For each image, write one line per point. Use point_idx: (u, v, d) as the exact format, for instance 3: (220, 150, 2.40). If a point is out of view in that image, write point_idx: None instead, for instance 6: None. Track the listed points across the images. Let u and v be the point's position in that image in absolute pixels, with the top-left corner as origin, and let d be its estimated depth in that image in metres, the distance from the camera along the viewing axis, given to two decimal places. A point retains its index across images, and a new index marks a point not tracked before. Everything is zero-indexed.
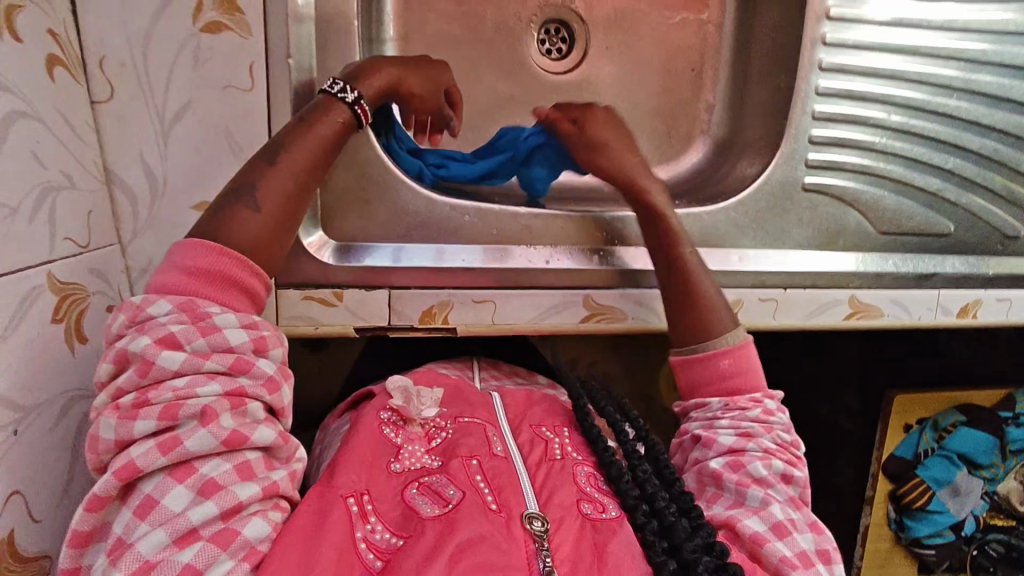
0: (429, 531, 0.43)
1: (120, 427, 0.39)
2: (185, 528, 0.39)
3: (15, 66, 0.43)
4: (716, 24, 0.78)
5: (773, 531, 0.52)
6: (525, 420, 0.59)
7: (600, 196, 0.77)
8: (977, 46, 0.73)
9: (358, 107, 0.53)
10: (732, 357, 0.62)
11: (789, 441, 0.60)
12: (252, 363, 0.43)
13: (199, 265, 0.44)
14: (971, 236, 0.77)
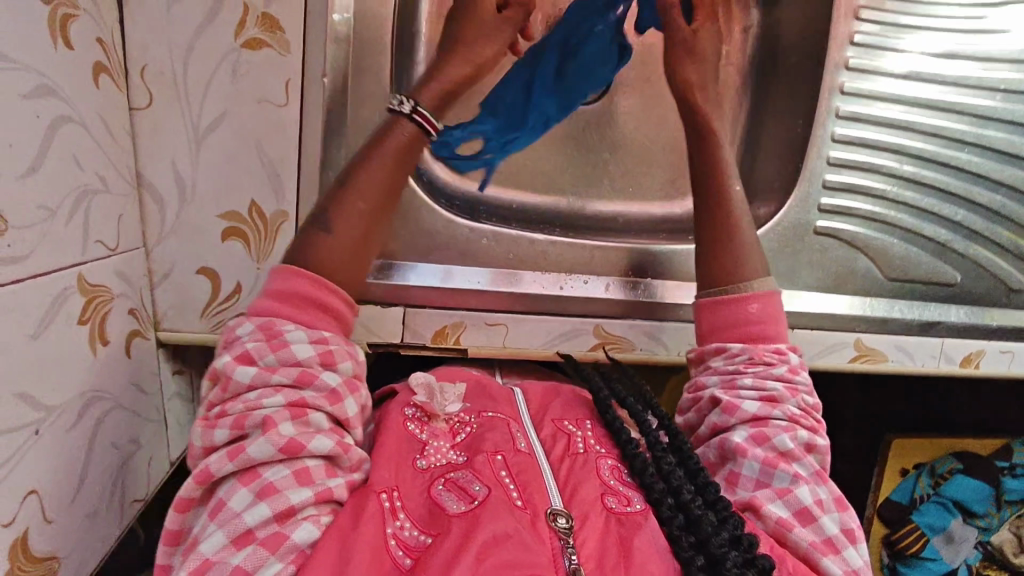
0: (455, 529, 0.39)
1: (204, 436, 0.43)
2: (241, 529, 0.38)
3: (63, 73, 0.44)
4: (737, 66, 0.77)
5: (802, 514, 0.47)
6: (547, 415, 0.56)
7: (612, 227, 0.78)
8: (989, 103, 0.75)
9: (417, 115, 0.54)
10: (762, 301, 0.58)
11: (812, 404, 0.55)
12: (316, 375, 0.44)
13: (281, 288, 0.47)
14: (977, 286, 0.78)
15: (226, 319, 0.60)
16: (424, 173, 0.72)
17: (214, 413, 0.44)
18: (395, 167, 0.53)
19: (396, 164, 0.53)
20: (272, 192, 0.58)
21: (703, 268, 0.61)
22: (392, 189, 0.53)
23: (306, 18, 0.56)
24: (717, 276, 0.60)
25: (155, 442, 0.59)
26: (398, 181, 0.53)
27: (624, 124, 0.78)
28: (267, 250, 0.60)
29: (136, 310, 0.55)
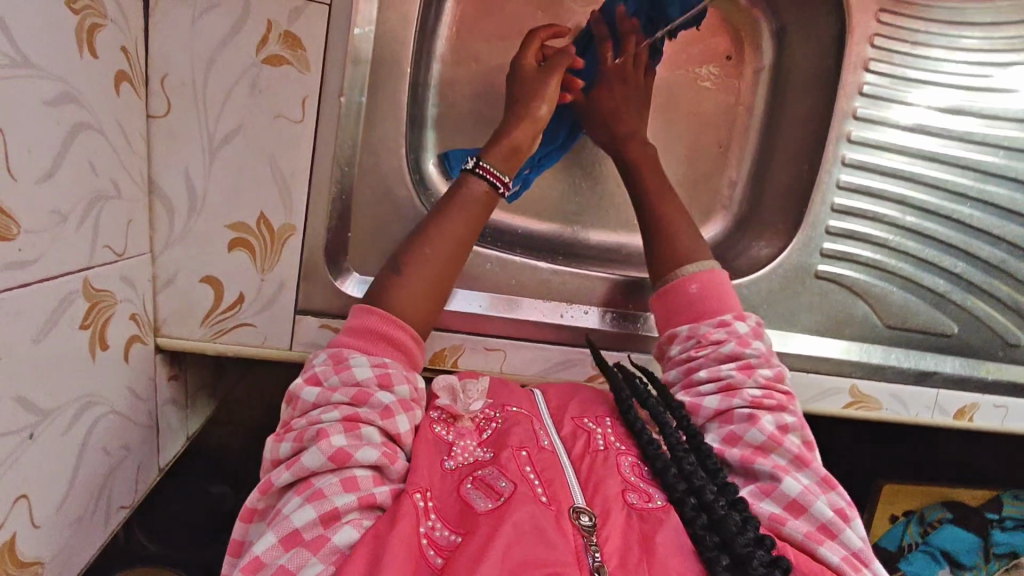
0: (481, 527, 0.40)
1: (273, 449, 0.47)
2: (289, 529, 0.40)
3: (87, 81, 0.45)
4: (747, 106, 0.80)
5: (790, 506, 0.47)
6: (567, 412, 0.55)
7: (616, 258, 0.79)
8: (993, 159, 0.76)
9: (480, 169, 0.61)
10: (700, 281, 0.63)
11: (773, 380, 0.57)
12: (371, 396, 0.48)
13: (354, 324, 0.54)
14: (975, 338, 0.78)
15: (226, 328, 0.60)
16: (433, 194, 0.72)
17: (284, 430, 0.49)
18: (466, 222, 0.60)
19: (466, 220, 0.60)
20: (282, 205, 0.59)
21: (655, 256, 0.67)
22: (462, 242, 0.60)
23: (328, 39, 0.57)
24: (664, 263, 0.66)
25: (145, 448, 0.58)
26: (467, 235, 0.60)
27: None
28: (270, 262, 0.60)
29: (138, 315, 0.55)
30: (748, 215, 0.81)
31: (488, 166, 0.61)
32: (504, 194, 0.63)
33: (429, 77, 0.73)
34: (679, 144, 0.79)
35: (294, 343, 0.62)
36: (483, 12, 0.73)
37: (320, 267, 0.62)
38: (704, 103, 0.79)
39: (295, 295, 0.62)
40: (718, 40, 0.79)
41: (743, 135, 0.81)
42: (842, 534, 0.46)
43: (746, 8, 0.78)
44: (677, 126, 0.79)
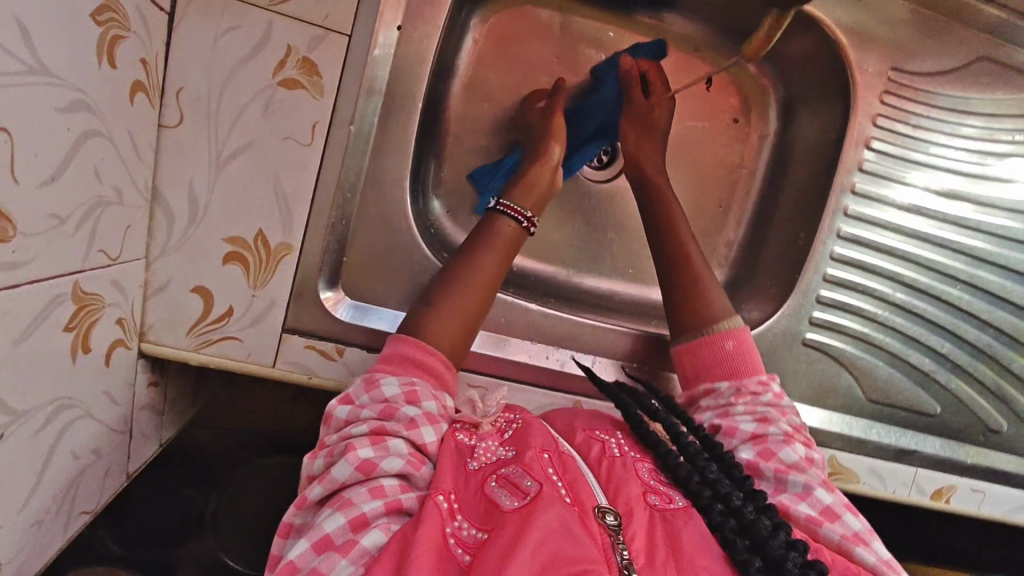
0: (509, 523, 0.41)
1: (309, 466, 0.51)
2: (321, 535, 0.43)
3: (103, 89, 0.46)
4: (749, 169, 0.82)
5: (826, 512, 0.51)
6: (578, 425, 0.58)
7: (606, 305, 0.80)
8: (985, 245, 0.77)
9: (500, 206, 0.64)
10: (737, 340, 0.66)
11: (800, 424, 0.62)
12: (398, 409, 0.51)
13: (387, 352, 0.57)
14: (956, 420, 0.78)
15: (211, 340, 0.60)
16: (433, 226, 0.73)
17: (320, 447, 0.52)
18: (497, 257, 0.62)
19: (499, 257, 0.63)
20: (281, 224, 0.60)
21: (682, 305, 0.69)
22: (495, 278, 0.62)
23: (345, 69, 0.58)
24: (695, 318, 0.68)
25: (115, 454, 0.58)
26: (498, 273, 0.62)
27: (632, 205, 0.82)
28: (263, 278, 0.60)
29: (124, 320, 0.55)
30: (741, 276, 0.82)
31: (509, 204, 0.64)
32: (530, 232, 0.66)
33: (440, 111, 0.74)
34: (685, 187, 0.80)
35: (278, 361, 0.62)
36: (500, 54, 0.75)
37: (312, 289, 0.63)
38: (706, 162, 0.81)
39: (284, 313, 0.62)
40: (725, 103, 0.81)
41: (743, 197, 0.82)
42: (875, 547, 0.49)
43: (754, 73, 0.81)
44: (684, 166, 0.80)
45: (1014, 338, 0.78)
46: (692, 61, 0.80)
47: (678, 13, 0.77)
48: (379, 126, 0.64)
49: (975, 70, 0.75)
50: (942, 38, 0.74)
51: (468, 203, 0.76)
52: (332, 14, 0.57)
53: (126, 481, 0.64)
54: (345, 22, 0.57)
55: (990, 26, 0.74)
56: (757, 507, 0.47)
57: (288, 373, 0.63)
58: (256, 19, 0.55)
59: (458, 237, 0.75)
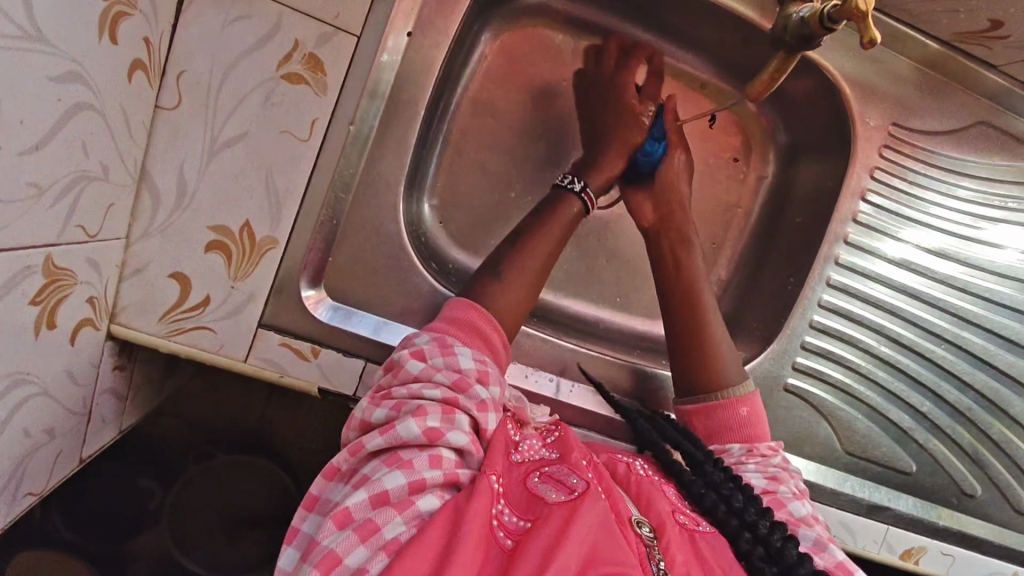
0: (556, 515, 0.45)
1: (368, 410, 0.51)
2: (380, 490, 0.45)
3: (101, 64, 0.46)
4: (744, 209, 0.82)
5: (838, 567, 0.52)
6: (601, 449, 0.64)
7: (591, 330, 0.79)
8: (972, 307, 0.77)
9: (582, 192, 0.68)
10: (749, 406, 0.66)
11: (805, 489, 0.64)
12: (471, 386, 0.52)
13: (456, 318, 0.58)
14: (931, 480, 0.78)
15: (184, 328, 0.59)
16: (424, 235, 0.72)
17: (381, 393, 0.53)
18: (553, 240, 0.65)
19: (554, 243, 0.66)
20: (269, 217, 0.59)
21: (696, 371, 0.68)
22: (552, 256, 0.66)
23: (349, 69, 0.58)
24: (704, 381, 0.68)
25: (70, 438, 0.56)
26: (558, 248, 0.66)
27: (624, 234, 0.82)
28: (244, 271, 0.59)
29: (95, 300, 0.54)
30: (729, 315, 0.82)
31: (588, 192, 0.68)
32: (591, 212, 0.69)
33: (443, 122, 0.74)
34: None
35: (250, 356, 0.61)
36: (508, 70, 0.75)
37: (294, 287, 0.61)
38: (704, 198, 0.81)
39: (262, 308, 0.60)
40: (726, 141, 0.81)
41: (737, 236, 0.83)
42: None
43: (757, 116, 0.82)
44: None
45: (994, 403, 0.78)
46: (697, 98, 0.81)
47: (686, 49, 0.78)
48: (379, 130, 0.63)
49: (974, 133, 0.76)
50: (942, 99, 0.75)
51: (462, 215, 0.75)
52: (343, 13, 0.57)
53: (78, 466, 0.62)
54: (356, 23, 0.57)
55: (989, 92, 0.75)
56: (784, 536, 0.51)
57: (259, 369, 0.62)
58: (266, 12, 0.55)
59: (449, 249, 0.74)
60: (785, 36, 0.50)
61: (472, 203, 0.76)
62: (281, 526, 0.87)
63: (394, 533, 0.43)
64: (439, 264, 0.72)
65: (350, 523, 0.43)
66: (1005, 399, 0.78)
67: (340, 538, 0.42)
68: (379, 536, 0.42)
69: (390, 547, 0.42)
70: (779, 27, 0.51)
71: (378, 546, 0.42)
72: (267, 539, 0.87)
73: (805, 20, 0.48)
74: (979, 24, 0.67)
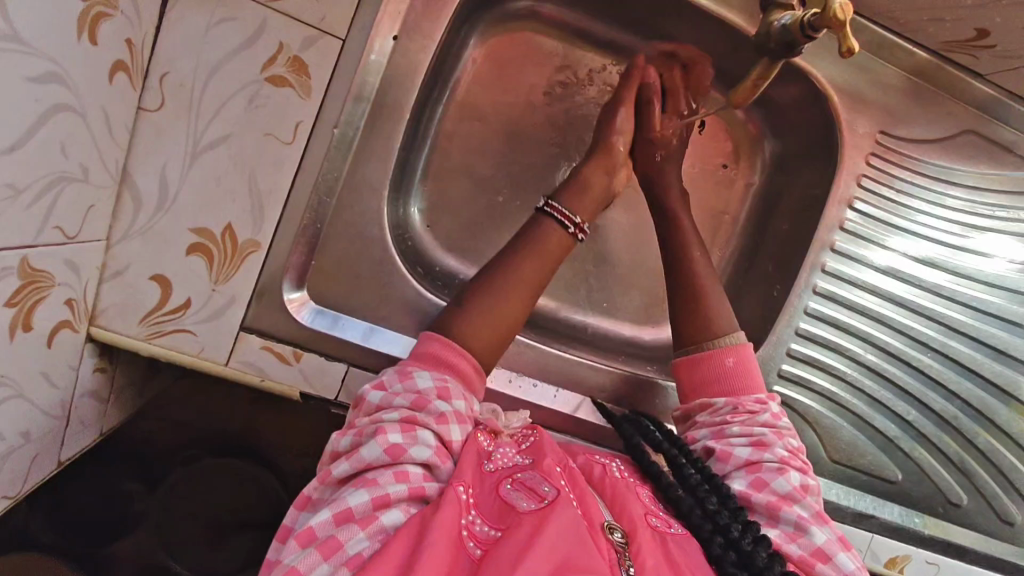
0: (524, 524, 0.45)
1: (335, 440, 0.52)
2: (344, 508, 0.45)
3: (80, 65, 0.45)
4: (733, 216, 0.82)
5: (817, 553, 0.53)
6: (581, 451, 0.64)
7: (578, 335, 0.79)
8: (959, 316, 0.77)
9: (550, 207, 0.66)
10: (735, 356, 0.66)
11: (796, 446, 0.62)
12: (430, 403, 0.53)
13: (419, 348, 0.58)
14: (916, 489, 0.78)
15: (164, 330, 0.59)
16: (410, 238, 0.72)
17: (348, 426, 0.53)
18: (545, 252, 0.64)
19: (551, 250, 0.64)
20: (251, 220, 0.59)
21: (689, 322, 0.69)
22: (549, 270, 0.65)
23: (335, 72, 0.58)
24: (698, 333, 0.68)
25: (48, 441, 0.56)
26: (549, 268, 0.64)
27: (612, 239, 0.82)
28: (225, 275, 0.59)
29: (74, 302, 0.53)
30: None
31: (556, 206, 0.66)
32: (576, 234, 0.66)
33: (430, 125, 0.74)
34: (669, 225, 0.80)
35: (231, 359, 0.60)
36: (496, 74, 0.75)
37: (277, 290, 0.61)
38: (692, 203, 0.81)
39: (244, 310, 0.60)
40: (715, 148, 0.82)
41: (725, 242, 0.83)
42: None
43: (746, 122, 0.82)
44: None
45: (980, 412, 0.78)
46: None
47: None
48: (364, 133, 0.63)
49: (962, 141, 0.76)
50: (930, 108, 0.75)
51: (449, 219, 0.75)
52: (328, 16, 0.57)
53: (56, 470, 0.61)
54: (341, 26, 0.57)
55: (977, 101, 0.75)
56: (755, 540, 0.52)
57: (240, 373, 0.61)
58: (250, 14, 0.55)
59: (436, 253, 0.74)
60: (768, 43, 0.49)
61: (460, 206, 0.76)
62: (266, 529, 0.87)
63: (357, 549, 0.43)
64: (424, 267, 0.72)
65: (315, 543, 0.43)
66: (991, 409, 0.78)
67: (302, 556, 0.42)
68: (343, 551, 0.42)
69: (352, 562, 0.42)
70: (761, 34, 0.50)
71: (340, 562, 0.42)
72: (254, 539, 0.86)
73: (786, 28, 0.47)
74: (967, 33, 0.67)
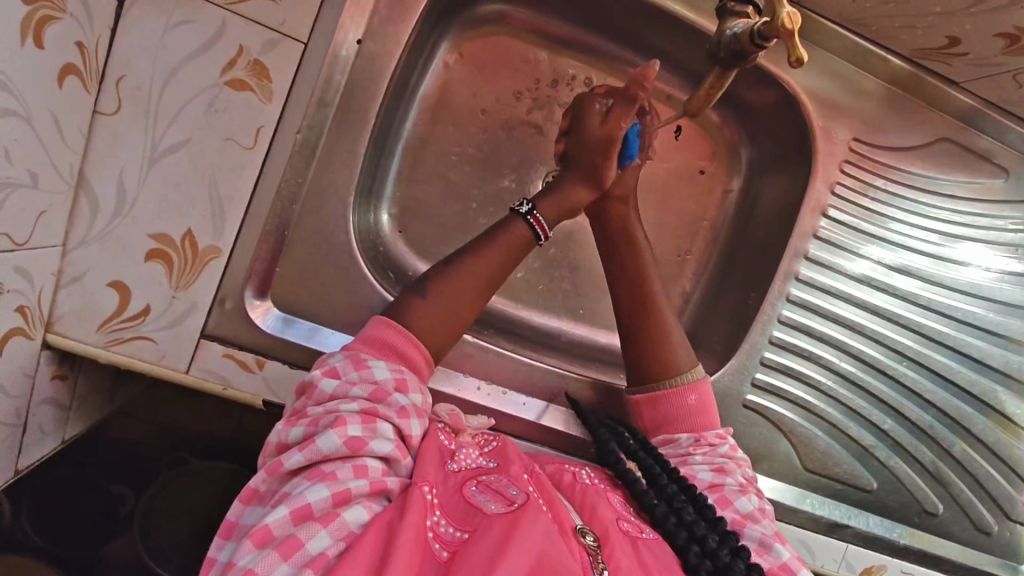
0: (493, 526, 0.44)
1: (283, 431, 0.49)
2: (302, 504, 0.43)
3: (24, 69, 0.44)
4: (710, 222, 0.82)
5: (782, 569, 0.52)
6: (544, 462, 0.63)
7: (552, 342, 0.79)
8: (936, 324, 0.77)
9: (530, 215, 0.63)
10: (698, 393, 0.66)
11: (753, 477, 0.63)
12: (389, 395, 0.51)
13: (373, 335, 0.56)
14: (892, 498, 0.77)
15: (123, 338, 0.58)
16: (381, 244, 0.71)
17: (295, 414, 0.51)
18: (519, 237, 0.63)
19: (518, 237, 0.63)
20: (212, 226, 0.58)
21: (648, 358, 0.67)
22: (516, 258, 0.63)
23: (297, 76, 0.58)
24: (654, 367, 0.67)
25: (3, 448, 0.55)
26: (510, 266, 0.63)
27: (587, 245, 0.81)
28: (186, 281, 0.58)
29: (27, 309, 0.53)
30: (694, 330, 0.81)
31: (537, 217, 0.63)
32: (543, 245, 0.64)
33: (401, 131, 0.73)
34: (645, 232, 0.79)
35: (192, 367, 0.59)
36: (468, 78, 0.74)
37: (238, 298, 0.60)
38: (669, 208, 0.80)
39: (205, 317, 0.59)
40: (692, 153, 0.80)
41: (703, 248, 0.82)
42: None
43: (723, 127, 0.81)
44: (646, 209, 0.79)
45: (956, 421, 0.77)
46: (662, 109, 0.80)
47: (651, 60, 0.77)
48: (329, 138, 0.62)
49: (938, 149, 0.75)
50: (905, 115, 0.74)
51: (421, 225, 0.74)
52: (289, 20, 0.56)
53: (13, 478, 0.60)
54: (303, 29, 0.57)
55: (955, 109, 0.74)
56: (732, 552, 0.51)
57: (201, 380, 0.60)
58: (209, 17, 0.54)
59: (406, 259, 0.73)
60: (719, 51, 0.48)
61: (433, 212, 0.75)
62: None
63: (319, 548, 0.41)
64: (395, 273, 0.71)
65: (272, 542, 0.41)
66: (967, 418, 0.77)
67: (259, 558, 0.40)
68: (304, 551, 0.40)
69: (317, 563, 0.40)
70: (714, 41, 0.49)
71: (302, 562, 0.40)
72: None
73: (735, 36, 0.46)
74: (938, 41, 0.67)
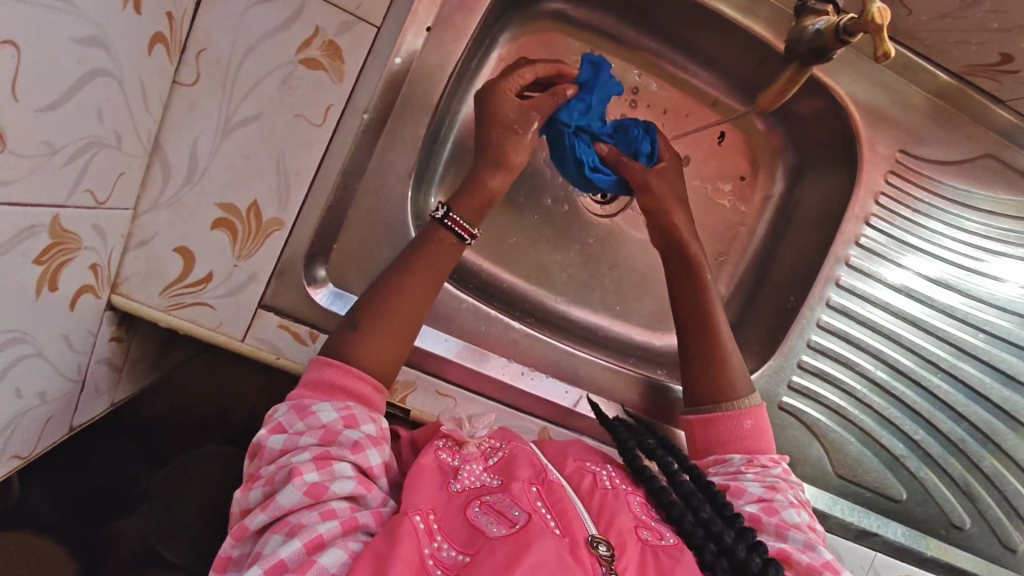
0: (497, 550, 0.44)
1: (243, 497, 0.49)
2: (276, 560, 0.42)
3: (123, 31, 0.46)
4: (749, 227, 0.83)
5: (825, 566, 0.52)
6: (568, 454, 0.60)
7: (589, 337, 0.80)
8: (973, 339, 0.78)
9: (448, 218, 0.61)
10: (754, 418, 0.65)
11: (804, 499, 0.62)
12: (339, 434, 0.50)
13: (310, 378, 0.54)
14: (920, 510, 0.77)
15: (184, 303, 0.59)
16: None
17: (253, 477, 0.50)
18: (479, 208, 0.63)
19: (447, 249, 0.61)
20: (277, 199, 0.60)
21: (707, 383, 0.67)
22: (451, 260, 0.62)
23: (368, 59, 0.59)
24: (714, 392, 0.67)
25: (61, 403, 0.56)
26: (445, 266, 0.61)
27: (629, 245, 0.82)
28: (248, 251, 0.60)
29: (97, 268, 0.54)
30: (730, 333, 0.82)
31: (456, 218, 0.62)
32: (471, 243, 0.63)
33: (455, 120, 0.74)
34: None
35: (248, 335, 0.61)
36: None
37: (297, 271, 0.62)
38: (710, 211, 0.81)
39: (263, 288, 0.61)
40: (735, 159, 0.82)
41: (741, 252, 0.83)
42: None
43: (767, 135, 0.82)
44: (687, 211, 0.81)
45: (986, 435, 0.78)
46: (708, 114, 0.81)
47: (699, 66, 0.79)
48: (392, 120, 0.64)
49: (980, 166, 0.76)
50: (950, 130, 0.75)
51: None
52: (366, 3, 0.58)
53: (68, 434, 0.63)
54: (377, 14, 0.58)
55: (999, 127, 0.76)
56: (749, 547, 0.51)
57: (255, 349, 0.61)
58: None
59: None
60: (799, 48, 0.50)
61: None
62: None
63: None
64: None
65: None
66: (998, 433, 0.78)
67: None
68: None
69: None
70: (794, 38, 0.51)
71: None
72: None
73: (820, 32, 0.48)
74: (990, 57, 0.68)
